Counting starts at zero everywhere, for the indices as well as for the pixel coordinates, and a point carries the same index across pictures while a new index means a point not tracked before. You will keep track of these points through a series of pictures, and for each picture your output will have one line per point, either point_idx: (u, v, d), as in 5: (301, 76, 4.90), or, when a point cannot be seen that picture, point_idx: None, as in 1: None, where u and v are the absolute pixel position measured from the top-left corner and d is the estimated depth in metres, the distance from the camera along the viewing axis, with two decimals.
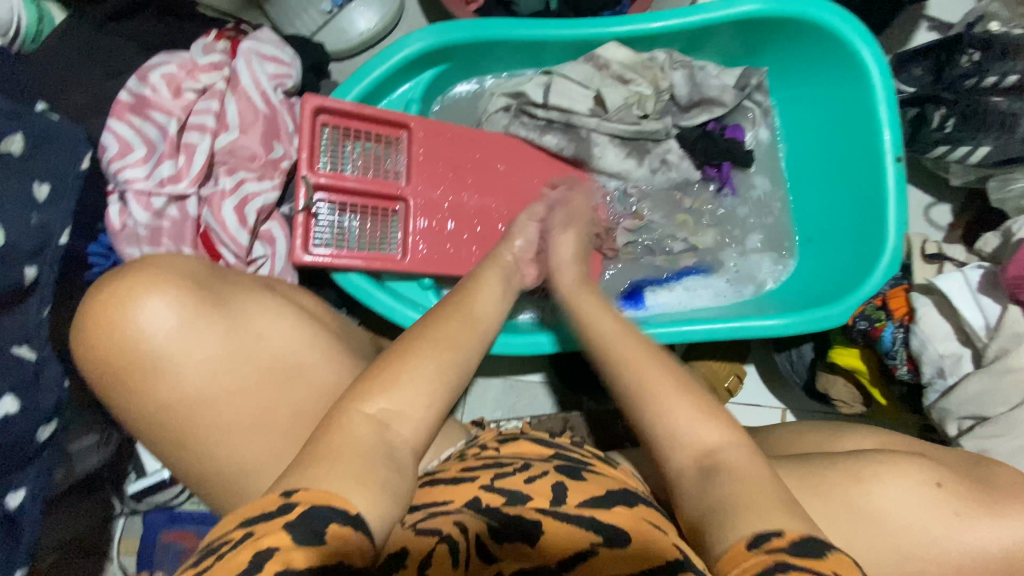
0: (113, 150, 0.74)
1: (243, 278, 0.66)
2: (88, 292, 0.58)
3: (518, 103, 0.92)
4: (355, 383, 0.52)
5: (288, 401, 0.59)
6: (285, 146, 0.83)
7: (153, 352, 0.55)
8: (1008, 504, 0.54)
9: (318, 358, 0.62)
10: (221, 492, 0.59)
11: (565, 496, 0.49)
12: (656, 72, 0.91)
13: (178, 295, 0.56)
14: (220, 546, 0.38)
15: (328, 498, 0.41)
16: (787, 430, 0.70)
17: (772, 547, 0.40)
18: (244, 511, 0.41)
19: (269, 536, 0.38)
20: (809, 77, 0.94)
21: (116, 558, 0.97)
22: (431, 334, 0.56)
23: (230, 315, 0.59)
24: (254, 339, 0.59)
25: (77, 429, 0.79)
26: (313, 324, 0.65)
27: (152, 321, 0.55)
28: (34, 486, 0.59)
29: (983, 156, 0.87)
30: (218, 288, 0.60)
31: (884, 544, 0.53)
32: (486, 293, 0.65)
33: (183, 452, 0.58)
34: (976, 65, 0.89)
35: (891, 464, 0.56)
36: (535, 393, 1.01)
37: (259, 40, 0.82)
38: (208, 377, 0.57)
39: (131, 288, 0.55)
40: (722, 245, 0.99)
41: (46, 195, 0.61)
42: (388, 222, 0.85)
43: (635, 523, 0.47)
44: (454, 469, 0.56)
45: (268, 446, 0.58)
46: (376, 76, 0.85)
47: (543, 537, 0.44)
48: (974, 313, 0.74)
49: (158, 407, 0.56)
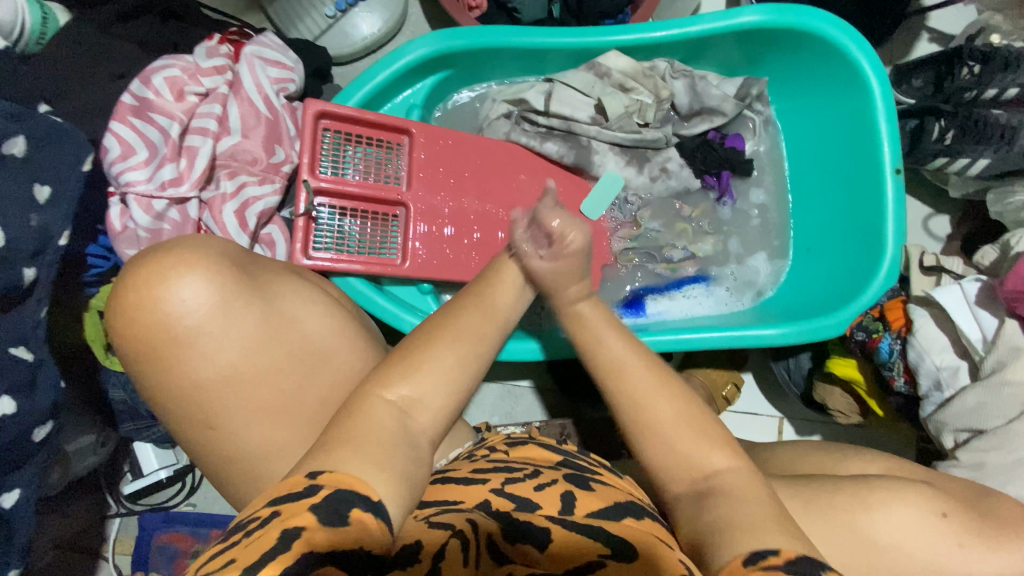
0: (115, 153, 0.74)
1: (274, 263, 0.66)
2: (119, 275, 0.57)
3: (520, 109, 0.93)
4: (378, 368, 0.52)
5: (314, 385, 0.59)
6: (287, 151, 0.83)
7: (187, 333, 0.54)
8: (1008, 537, 0.54)
9: (339, 346, 0.62)
10: (239, 478, 0.59)
11: (573, 506, 0.49)
12: (657, 80, 0.92)
13: (215, 275, 0.56)
14: (248, 523, 0.38)
15: (354, 483, 0.41)
16: (792, 450, 0.69)
17: (770, 565, 0.40)
18: (273, 491, 0.41)
19: (293, 516, 0.38)
20: (807, 90, 0.95)
21: (111, 558, 0.96)
22: (444, 328, 0.55)
23: (267, 297, 0.59)
24: (289, 320, 0.60)
25: (72, 430, 0.79)
26: (340, 312, 0.65)
27: (192, 299, 0.54)
28: (28, 487, 0.59)
29: (982, 168, 0.88)
30: (255, 273, 0.61)
31: (887, 571, 0.52)
32: (505, 288, 0.63)
33: (206, 437, 0.57)
34: (976, 77, 0.90)
35: (895, 491, 0.55)
36: (534, 399, 1.01)
37: (262, 45, 0.82)
38: (242, 354, 0.56)
39: (166, 269, 0.55)
40: (722, 254, 0.99)
41: (47, 196, 0.61)
42: (388, 227, 0.86)
43: (640, 536, 0.47)
44: (464, 468, 0.56)
45: (291, 433, 0.58)
46: (378, 82, 0.85)
47: (553, 544, 0.44)
48: (971, 327, 0.74)
49: (199, 382, 0.55)
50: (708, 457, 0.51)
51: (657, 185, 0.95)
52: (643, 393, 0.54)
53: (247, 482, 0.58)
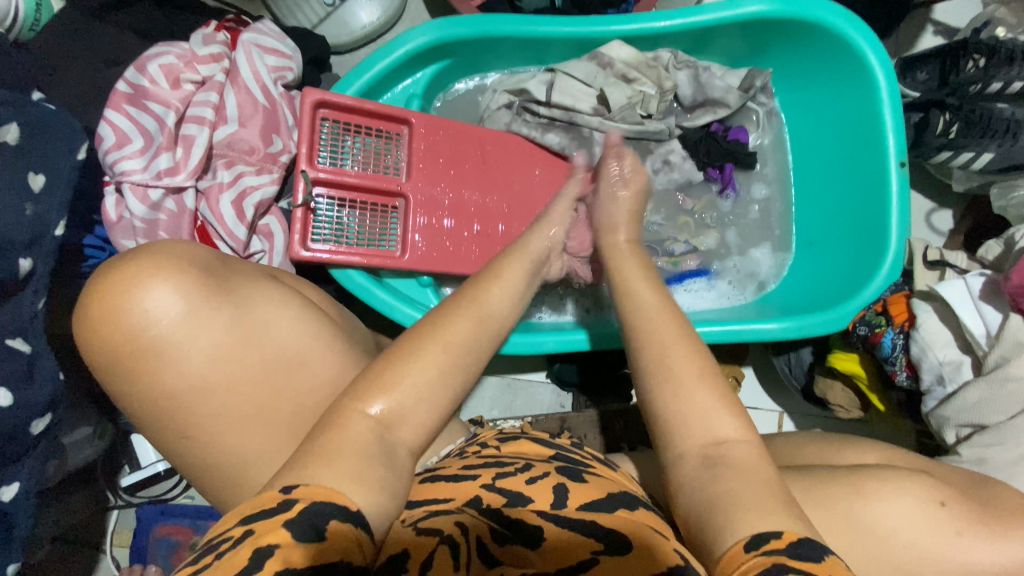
0: (110, 141, 0.73)
1: (247, 268, 0.65)
2: (89, 281, 0.56)
3: (521, 99, 0.92)
4: (352, 384, 0.50)
5: (290, 394, 0.59)
6: (284, 140, 0.82)
7: (151, 345, 0.53)
8: (1010, 525, 0.53)
9: (313, 352, 0.61)
10: (222, 474, 0.58)
11: (565, 499, 0.48)
12: (661, 71, 0.90)
13: (182, 283, 0.55)
14: (221, 542, 0.38)
15: (328, 495, 0.41)
16: (788, 440, 0.68)
17: (771, 548, 0.40)
18: (245, 506, 0.40)
19: (267, 533, 0.38)
20: (813, 81, 0.93)
21: (109, 550, 0.95)
22: (441, 324, 0.54)
23: (237, 304, 0.58)
24: (257, 329, 0.58)
25: (71, 422, 0.78)
26: (316, 316, 0.64)
27: (157, 309, 0.53)
28: (28, 480, 0.59)
29: (985, 162, 0.88)
30: (223, 276, 0.60)
31: (888, 562, 0.52)
32: (502, 285, 0.61)
33: (178, 445, 0.57)
34: (981, 70, 0.88)
35: (893, 480, 0.55)
36: (533, 393, 1.00)
37: (259, 32, 0.81)
38: (213, 364, 0.55)
39: (129, 279, 0.53)
40: (722, 249, 0.98)
41: (41, 185, 0.60)
42: (387, 218, 0.84)
43: (634, 528, 0.46)
44: (454, 466, 0.55)
45: (270, 438, 0.58)
46: (378, 71, 0.84)
47: (546, 541, 0.45)
48: (975, 321, 0.74)
49: (170, 393, 0.55)
50: (708, 424, 0.49)
51: (660, 176, 0.94)
52: (662, 370, 0.52)
53: (238, 482, 0.58)
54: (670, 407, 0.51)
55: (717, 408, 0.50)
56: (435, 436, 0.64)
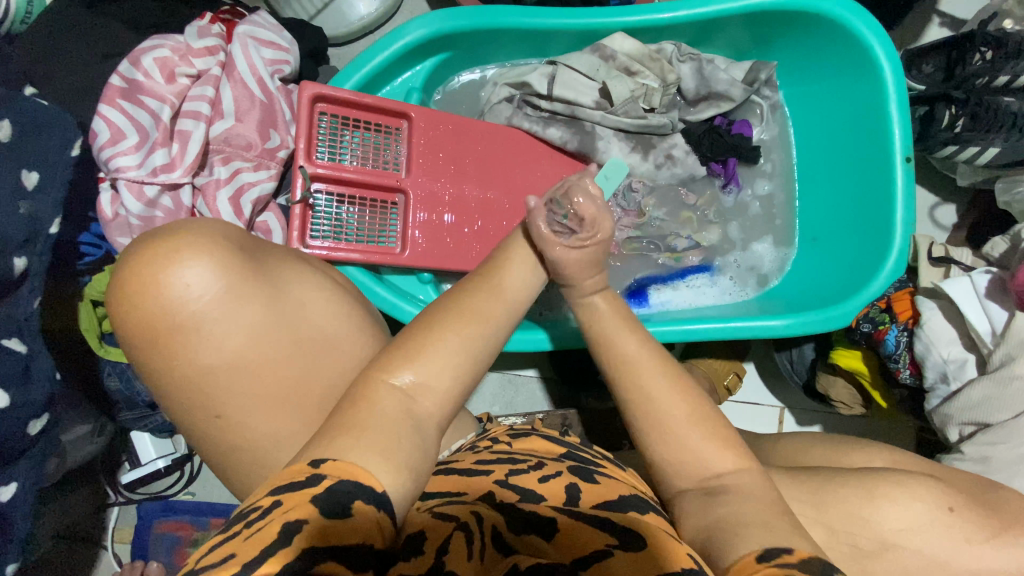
0: (104, 137, 0.72)
1: (278, 248, 0.62)
2: (121, 256, 0.53)
3: (523, 93, 0.91)
4: (381, 355, 0.49)
5: (323, 375, 0.57)
6: (282, 135, 0.80)
7: (190, 321, 0.51)
8: (1017, 531, 0.53)
9: (345, 335, 0.59)
10: (243, 460, 0.56)
11: (577, 497, 0.48)
12: (664, 63, 0.89)
13: (218, 260, 0.52)
14: (250, 513, 0.38)
15: (355, 474, 0.40)
16: (794, 440, 0.68)
17: (782, 562, 0.40)
18: (275, 479, 0.40)
19: (296, 507, 0.37)
20: (818, 74, 0.92)
21: (111, 547, 0.95)
22: (453, 309, 0.52)
23: (273, 283, 0.56)
24: (294, 308, 0.56)
25: (69, 420, 0.77)
26: (347, 297, 0.62)
27: (195, 285, 0.51)
28: (25, 480, 0.58)
29: (992, 156, 0.87)
30: (260, 255, 0.57)
31: (894, 566, 0.52)
32: (513, 270, 0.59)
33: (206, 425, 0.54)
34: (988, 63, 0.87)
35: (903, 485, 0.54)
36: (534, 388, 1.00)
37: (256, 24, 0.79)
38: (248, 343, 0.53)
39: (169, 252, 0.51)
40: (728, 242, 0.97)
41: (35, 182, 0.59)
42: (387, 214, 0.84)
43: (649, 529, 0.45)
44: (467, 460, 0.55)
45: (292, 424, 0.55)
46: (376, 64, 0.82)
47: (559, 533, 0.44)
48: (981, 319, 0.73)
49: (205, 369, 0.52)
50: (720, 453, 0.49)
51: (664, 169, 0.92)
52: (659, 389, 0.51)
53: (239, 486, 0.57)
54: (668, 418, 0.51)
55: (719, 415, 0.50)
56: (447, 427, 0.63)
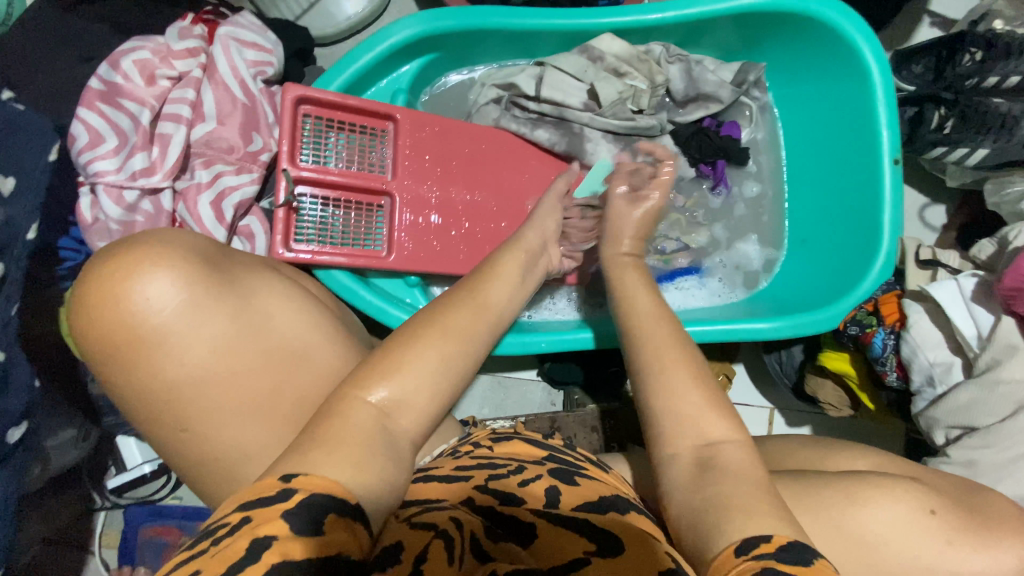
0: (83, 141, 0.71)
1: (248, 257, 0.63)
2: (82, 271, 0.53)
3: (511, 94, 0.90)
4: (355, 369, 0.49)
5: (294, 385, 0.56)
6: (265, 138, 0.79)
7: (153, 335, 0.51)
8: (998, 533, 0.53)
9: (317, 343, 0.59)
10: (217, 471, 0.55)
11: (558, 502, 0.48)
12: (653, 65, 0.88)
13: (181, 272, 0.52)
14: (217, 530, 0.37)
15: (329, 487, 0.39)
16: (780, 443, 0.68)
17: (761, 552, 0.39)
18: (244, 493, 0.38)
19: (266, 523, 0.36)
20: (807, 75, 0.92)
21: (98, 552, 0.95)
22: (434, 323, 0.52)
23: (238, 295, 0.55)
24: (261, 318, 0.56)
25: (53, 426, 0.76)
26: (318, 307, 0.62)
27: (157, 298, 0.51)
28: (5, 489, 0.57)
29: (980, 158, 0.86)
30: (226, 268, 0.57)
31: (876, 570, 0.51)
32: (498, 285, 0.60)
33: (175, 440, 0.54)
34: (977, 64, 0.87)
35: (883, 486, 0.54)
36: (523, 391, 1.00)
37: (238, 26, 0.78)
38: (215, 356, 0.53)
39: (129, 266, 0.51)
40: (714, 245, 0.97)
41: (11, 188, 0.57)
42: (373, 217, 0.82)
43: (632, 534, 0.44)
44: (447, 466, 0.55)
45: (263, 437, 0.54)
46: (363, 64, 0.81)
47: (537, 540, 0.43)
48: (967, 323, 0.74)
49: (168, 384, 0.52)
50: (703, 461, 0.48)
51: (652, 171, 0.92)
52: None
53: (215, 497, 0.57)
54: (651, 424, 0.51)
55: (702, 420, 0.50)
56: (428, 434, 0.63)
